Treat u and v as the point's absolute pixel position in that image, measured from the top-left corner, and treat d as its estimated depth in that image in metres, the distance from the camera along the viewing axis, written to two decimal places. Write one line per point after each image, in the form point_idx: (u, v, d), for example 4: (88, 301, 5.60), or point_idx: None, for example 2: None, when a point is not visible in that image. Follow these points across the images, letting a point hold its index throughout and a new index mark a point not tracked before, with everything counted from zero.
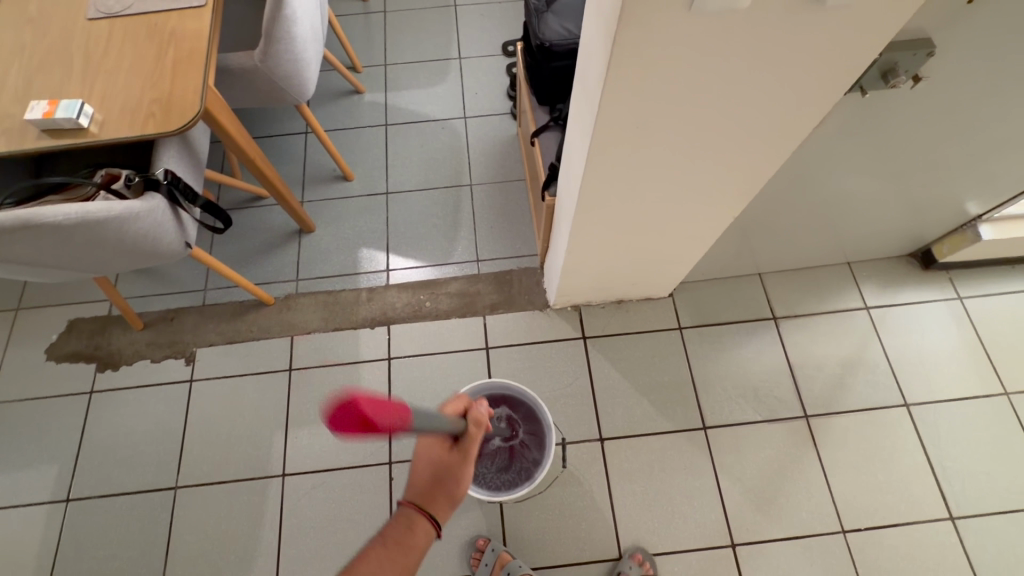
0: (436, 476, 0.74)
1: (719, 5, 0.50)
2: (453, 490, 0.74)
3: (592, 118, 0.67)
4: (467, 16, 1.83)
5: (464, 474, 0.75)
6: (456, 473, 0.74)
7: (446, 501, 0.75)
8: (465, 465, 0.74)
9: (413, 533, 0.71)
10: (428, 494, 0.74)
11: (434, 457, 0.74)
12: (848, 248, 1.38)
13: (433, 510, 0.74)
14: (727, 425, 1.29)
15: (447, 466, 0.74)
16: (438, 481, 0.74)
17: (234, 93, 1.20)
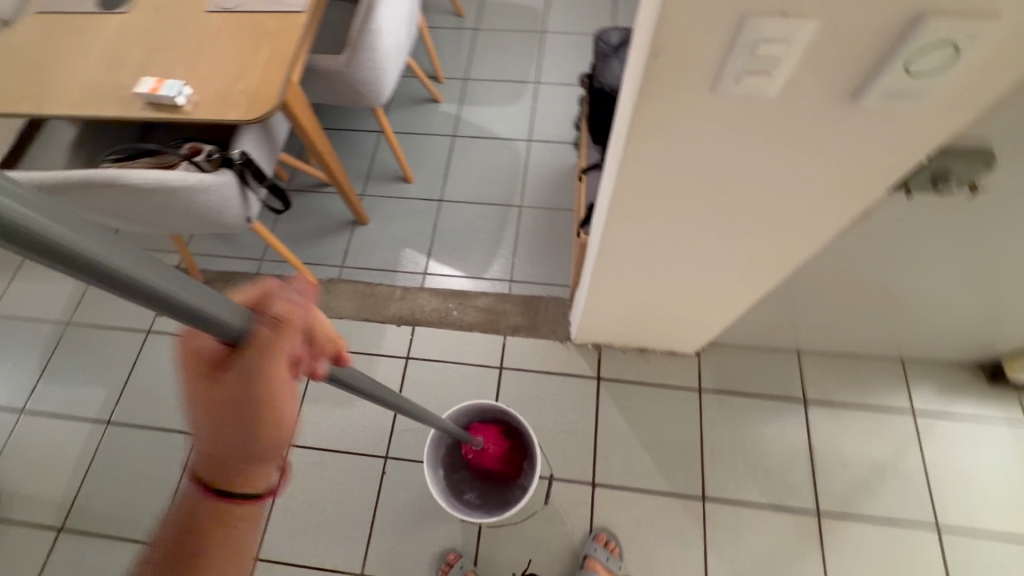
0: (219, 430, 0.49)
1: (744, 92, 0.51)
2: (256, 450, 0.50)
3: (615, 175, 0.68)
4: (552, 43, 1.87)
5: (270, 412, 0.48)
6: (248, 422, 0.48)
7: (259, 446, 0.50)
8: (264, 410, 0.48)
9: (210, 519, 0.52)
10: (220, 460, 0.50)
11: (207, 398, 0.48)
12: (903, 344, 1.27)
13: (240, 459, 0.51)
14: (728, 501, 1.23)
15: (226, 413, 0.48)
16: (220, 436, 0.49)
17: (317, 91, 1.31)
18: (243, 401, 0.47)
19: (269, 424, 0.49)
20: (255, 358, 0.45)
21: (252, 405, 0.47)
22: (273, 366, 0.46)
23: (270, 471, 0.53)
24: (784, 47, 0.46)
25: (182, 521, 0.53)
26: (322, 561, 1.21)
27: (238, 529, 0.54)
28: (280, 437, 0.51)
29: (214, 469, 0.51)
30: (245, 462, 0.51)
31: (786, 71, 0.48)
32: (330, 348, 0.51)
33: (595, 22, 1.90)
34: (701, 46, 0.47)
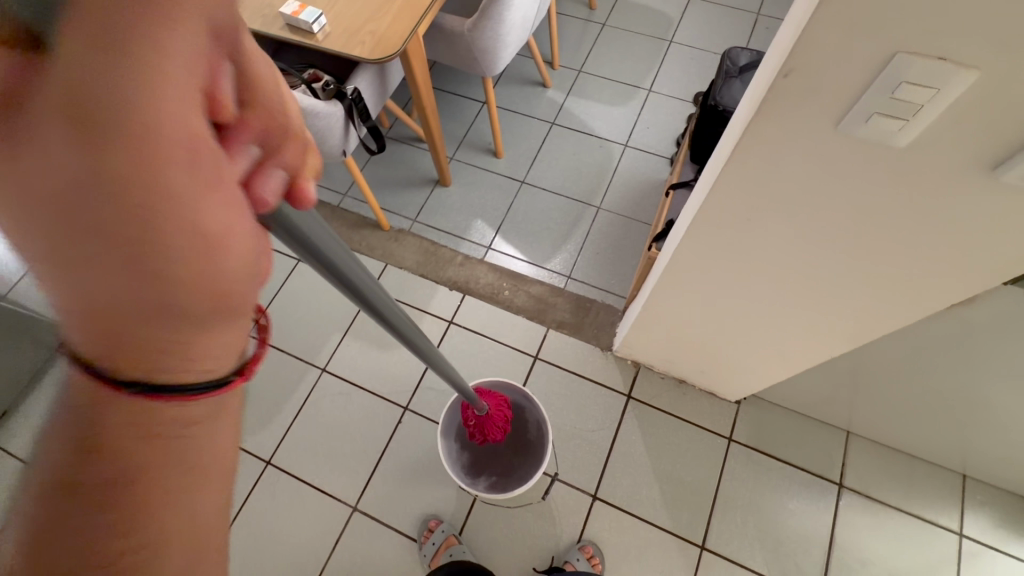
0: (87, 246, 0.26)
1: (870, 135, 0.48)
2: (166, 290, 0.28)
3: (705, 192, 0.67)
4: (676, 54, 1.82)
5: (189, 227, 0.27)
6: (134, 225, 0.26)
7: (182, 306, 0.29)
8: (165, 196, 0.26)
9: (130, 438, 0.33)
10: (103, 318, 0.28)
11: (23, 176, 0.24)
12: (971, 460, 1.14)
13: (147, 336, 0.29)
14: (727, 559, 1.17)
15: (90, 210, 0.25)
16: (89, 266, 0.26)
17: (437, 48, 1.35)
18: (110, 173, 0.24)
19: (198, 251, 0.28)
20: (102, 59, 0.23)
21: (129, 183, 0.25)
22: (151, 85, 0.24)
23: (222, 335, 0.32)
24: (929, 96, 0.42)
25: (72, 452, 0.32)
26: (322, 484, 1.28)
27: (179, 440, 0.34)
28: (216, 264, 0.29)
29: (98, 336, 0.29)
30: (169, 318, 0.29)
31: (925, 122, 0.45)
32: (275, 131, 0.33)
33: (728, 42, 1.82)
34: (837, 77, 0.44)
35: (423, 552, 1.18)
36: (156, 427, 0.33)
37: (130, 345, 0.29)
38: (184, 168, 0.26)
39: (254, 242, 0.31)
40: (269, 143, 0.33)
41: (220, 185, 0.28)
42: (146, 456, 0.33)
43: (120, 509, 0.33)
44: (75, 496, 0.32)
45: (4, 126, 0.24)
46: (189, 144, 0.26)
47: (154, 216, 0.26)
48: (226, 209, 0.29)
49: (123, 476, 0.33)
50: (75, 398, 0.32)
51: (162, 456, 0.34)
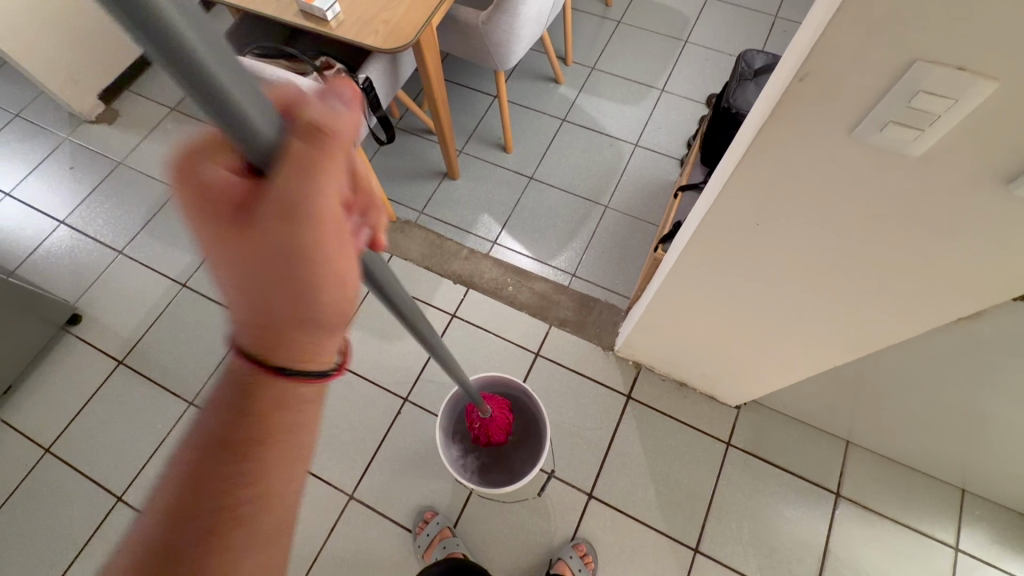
0: (269, 279, 0.39)
1: (884, 143, 0.47)
2: (310, 305, 0.42)
3: (714, 194, 0.66)
4: (691, 54, 1.80)
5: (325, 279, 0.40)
6: (300, 268, 0.39)
7: (312, 323, 0.43)
8: (322, 257, 0.39)
9: (265, 415, 0.45)
10: (267, 319, 0.41)
11: (233, 241, 0.36)
12: (971, 475, 1.14)
13: (288, 342, 0.43)
14: (720, 563, 1.17)
15: (276, 262, 0.38)
16: (261, 297, 0.40)
17: (450, 40, 1.34)
18: (292, 245, 0.37)
19: (330, 292, 0.42)
20: (300, 186, 0.33)
21: (304, 248, 0.37)
22: (323, 196, 0.35)
23: (331, 339, 0.46)
24: (947, 106, 0.41)
25: (226, 417, 0.45)
26: (319, 471, 1.29)
27: (293, 419, 0.47)
28: (342, 292, 0.43)
29: (261, 332, 0.42)
30: (305, 329, 0.43)
31: (940, 132, 0.44)
32: (370, 204, 0.43)
33: (744, 44, 1.80)
34: (854, 83, 0.44)
35: (417, 543, 1.18)
36: (280, 408, 0.46)
37: (281, 341, 0.43)
38: (330, 245, 0.39)
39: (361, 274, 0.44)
40: (365, 211, 0.43)
41: (344, 254, 0.40)
42: (274, 429, 0.46)
43: (251, 463, 0.46)
44: (222, 449, 0.45)
45: (220, 216, 0.35)
46: (337, 224, 0.38)
47: (313, 265, 0.39)
48: (348, 265, 0.41)
49: (259, 435, 0.45)
50: (231, 373, 0.45)
51: (280, 432, 0.47)
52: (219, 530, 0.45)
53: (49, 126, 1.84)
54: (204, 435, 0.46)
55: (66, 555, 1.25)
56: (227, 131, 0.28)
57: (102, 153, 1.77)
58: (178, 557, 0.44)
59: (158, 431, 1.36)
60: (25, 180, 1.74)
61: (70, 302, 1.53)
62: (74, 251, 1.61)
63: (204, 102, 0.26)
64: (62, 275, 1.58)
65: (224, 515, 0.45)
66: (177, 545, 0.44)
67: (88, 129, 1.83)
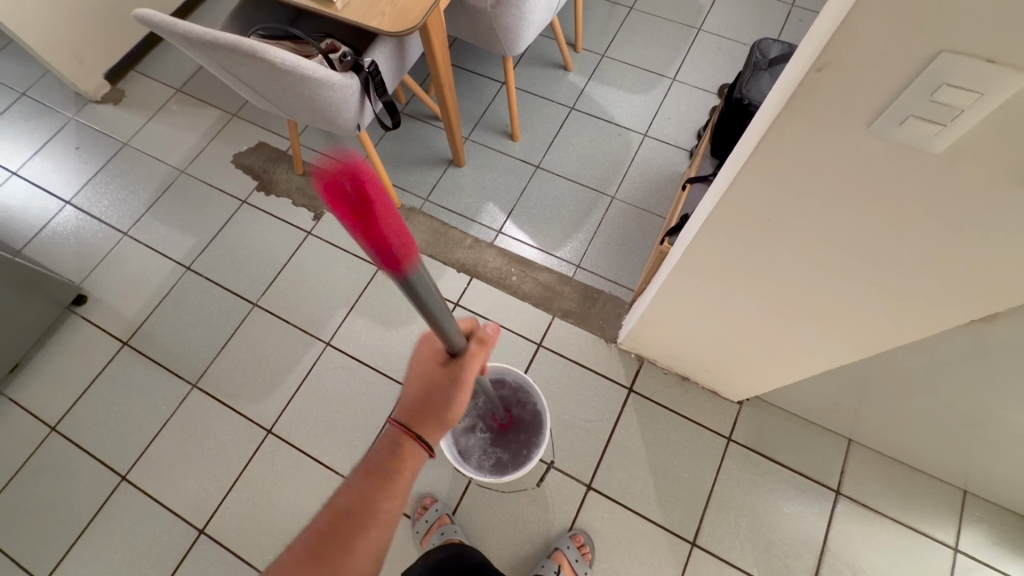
0: (427, 396, 0.67)
1: (904, 138, 0.46)
2: (441, 415, 0.68)
3: (725, 187, 0.65)
4: (703, 43, 1.77)
5: (454, 399, 0.67)
6: (443, 396, 0.67)
7: (437, 424, 0.68)
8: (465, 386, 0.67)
9: (402, 461, 0.68)
10: (415, 413, 0.68)
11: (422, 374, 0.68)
12: (974, 477, 1.13)
13: (422, 432, 0.68)
14: (717, 556, 1.18)
15: (438, 387, 0.67)
16: (425, 400, 0.68)
17: (458, 24, 1.32)
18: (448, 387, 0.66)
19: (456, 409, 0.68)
20: (469, 359, 0.66)
21: (452, 386, 0.67)
22: (471, 370, 0.66)
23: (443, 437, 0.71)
24: (972, 101, 0.40)
25: (383, 452, 0.69)
26: (321, 456, 1.29)
27: (411, 469, 0.69)
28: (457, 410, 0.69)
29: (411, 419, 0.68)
30: (432, 426, 0.68)
31: (964, 128, 0.42)
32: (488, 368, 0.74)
33: (757, 32, 1.76)
34: (874, 75, 0.42)
35: (416, 529, 1.19)
36: (407, 458, 0.68)
37: (417, 428, 0.68)
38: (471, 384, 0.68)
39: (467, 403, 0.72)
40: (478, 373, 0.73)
41: (467, 394, 0.68)
42: (403, 470, 0.68)
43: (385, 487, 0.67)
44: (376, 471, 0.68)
45: (429, 361, 0.68)
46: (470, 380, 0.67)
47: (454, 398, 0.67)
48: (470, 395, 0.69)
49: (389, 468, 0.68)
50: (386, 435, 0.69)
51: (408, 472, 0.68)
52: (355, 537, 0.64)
53: (55, 106, 1.83)
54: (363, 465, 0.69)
55: (71, 532, 1.27)
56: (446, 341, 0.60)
57: (108, 133, 1.77)
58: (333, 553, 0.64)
59: (161, 413, 1.37)
60: (31, 159, 1.74)
61: (75, 283, 1.54)
62: (79, 232, 1.61)
63: (440, 327, 0.57)
64: (68, 255, 1.58)
65: (367, 519, 0.65)
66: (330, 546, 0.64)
67: (93, 109, 1.82)
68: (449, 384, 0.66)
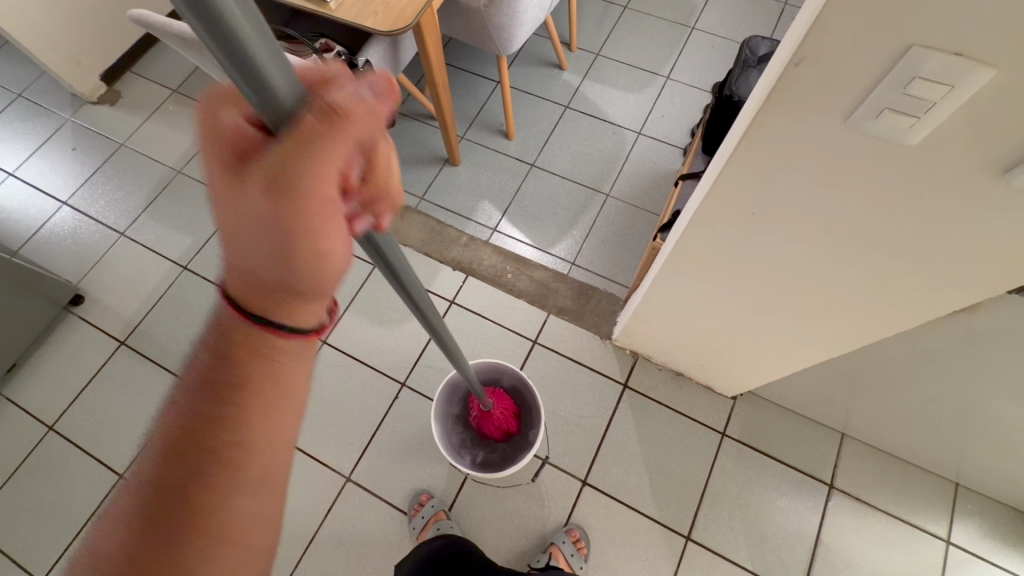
0: (255, 234, 0.41)
1: (880, 132, 0.47)
2: (285, 270, 0.43)
3: (711, 182, 0.66)
4: (696, 42, 1.78)
5: (297, 238, 0.41)
6: (283, 235, 0.41)
7: (284, 284, 0.44)
8: (308, 215, 0.40)
9: (252, 356, 0.47)
10: (248, 266, 0.44)
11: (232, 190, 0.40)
12: (966, 470, 1.14)
13: (264, 298, 0.45)
14: (711, 550, 1.19)
15: (265, 213, 0.39)
16: (255, 247, 0.42)
17: (452, 24, 1.33)
18: (280, 217, 0.39)
19: (310, 255, 0.43)
20: (300, 158, 0.36)
21: (288, 215, 0.39)
22: (314, 176, 0.37)
23: (311, 307, 0.47)
24: (943, 94, 0.41)
25: (207, 361, 0.48)
26: (318, 453, 1.30)
27: (273, 370, 0.49)
28: (323, 264, 0.44)
29: (247, 278, 0.44)
30: (282, 290, 0.45)
31: (936, 121, 0.43)
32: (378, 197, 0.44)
33: (751, 31, 1.77)
34: (850, 68, 0.43)
35: (413, 525, 1.20)
36: (263, 350, 0.47)
37: (258, 289, 0.45)
38: (322, 214, 0.40)
39: (348, 255, 0.45)
40: (370, 202, 0.44)
41: (318, 225, 0.41)
42: (255, 376, 0.48)
43: (238, 408, 0.48)
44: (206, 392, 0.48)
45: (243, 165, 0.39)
46: (325, 205, 0.39)
47: (302, 243, 0.42)
48: (332, 233, 0.42)
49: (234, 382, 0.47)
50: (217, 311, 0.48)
51: (271, 382, 0.49)
52: (206, 486, 0.46)
53: (52, 107, 1.84)
54: (192, 379, 0.49)
55: (70, 530, 1.28)
56: (239, 80, 0.29)
57: (104, 134, 1.77)
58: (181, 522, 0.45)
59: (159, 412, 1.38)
60: (28, 160, 1.74)
61: (73, 283, 1.54)
62: (76, 232, 1.62)
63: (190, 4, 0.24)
64: (65, 256, 1.59)
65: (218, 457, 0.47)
66: (170, 509, 0.46)
67: (90, 110, 1.83)
68: (280, 213, 0.39)
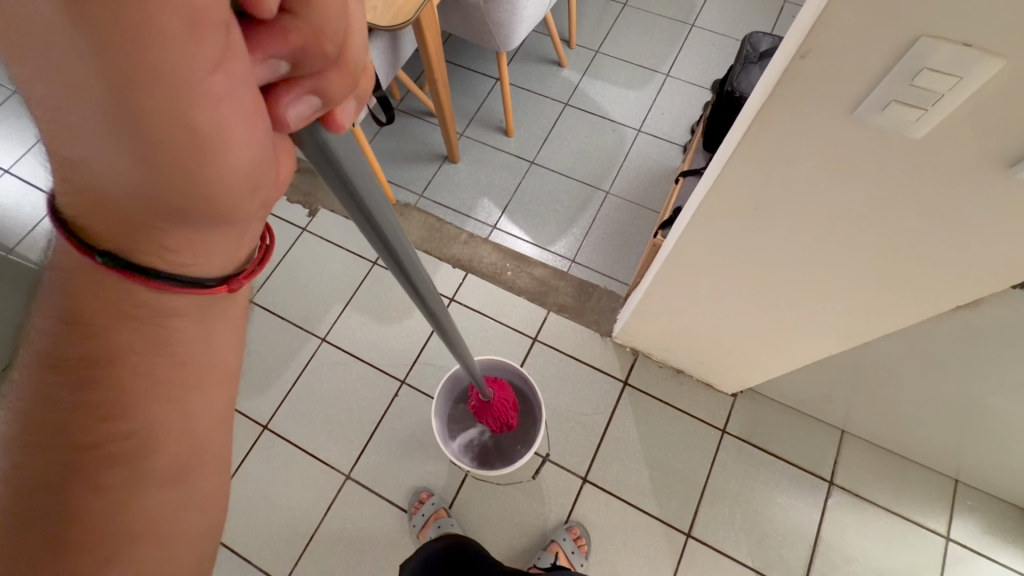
0: (90, 108, 0.27)
1: (885, 125, 0.46)
2: (159, 172, 0.31)
3: (714, 177, 0.65)
4: (695, 39, 1.77)
5: (165, 122, 0.28)
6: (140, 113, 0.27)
7: (164, 192, 0.33)
8: (176, 84, 0.27)
9: (124, 318, 0.39)
10: (97, 162, 0.31)
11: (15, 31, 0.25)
12: (966, 467, 1.14)
13: (141, 211, 0.34)
14: (711, 547, 1.19)
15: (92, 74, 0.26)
16: (104, 134, 0.29)
17: (451, 19, 1.32)
18: (117, 80, 0.26)
19: (201, 152, 0.31)
20: None
21: (127, 86, 0.26)
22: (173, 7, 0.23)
23: (215, 220, 0.37)
24: (951, 85, 0.41)
25: (59, 336, 0.38)
26: (318, 451, 1.30)
27: (156, 333, 0.40)
28: (212, 176, 0.33)
29: (107, 184, 0.33)
30: (167, 202, 0.34)
31: (943, 113, 0.43)
32: (306, 50, 0.31)
33: (749, 28, 1.77)
34: (858, 60, 0.43)
35: (413, 522, 1.19)
36: (142, 308, 0.39)
37: (129, 200, 0.33)
38: (201, 82, 0.27)
39: (257, 159, 0.34)
40: (297, 58, 0.31)
41: (201, 101, 0.28)
42: (132, 343, 0.39)
43: (112, 388, 0.38)
44: (68, 374, 0.38)
45: None
46: (202, 61, 0.26)
47: (170, 139, 0.29)
48: (231, 113, 0.30)
49: (102, 355, 0.38)
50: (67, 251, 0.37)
51: (155, 348, 0.40)
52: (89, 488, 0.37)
53: None
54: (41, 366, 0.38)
55: None
56: None
57: None
58: (65, 531, 0.36)
59: None
60: (23, 157, 1.73)
61: None
62: None
63: None
64: None
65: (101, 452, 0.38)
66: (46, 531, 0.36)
67: None
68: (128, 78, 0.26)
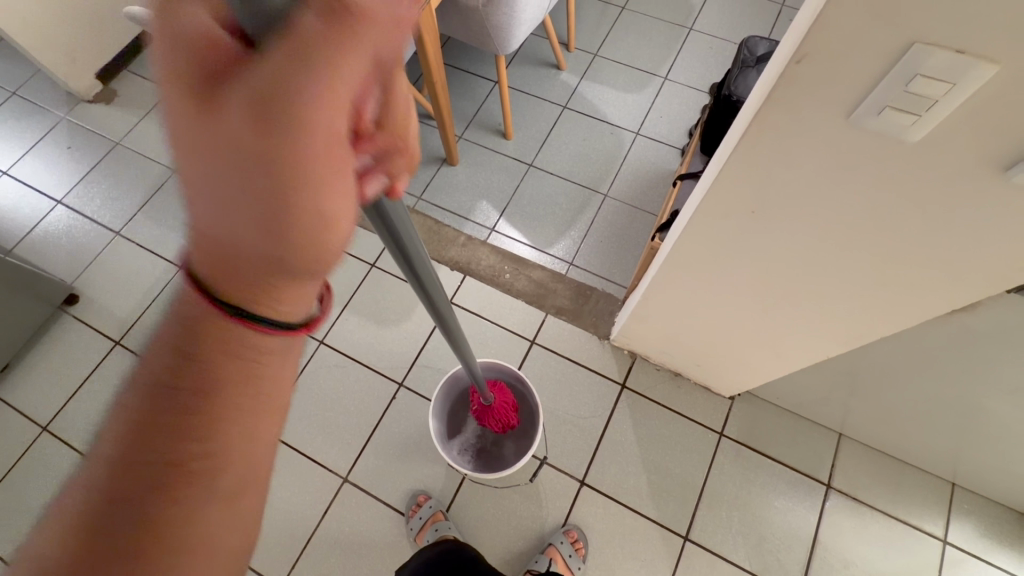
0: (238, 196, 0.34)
1: (881, 128, 0.47)
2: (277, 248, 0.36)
3: (711, 179, 0.65)
4: (693, 42, 1.78)
5: (295, 205, 0.34)
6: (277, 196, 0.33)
7: (276, 265, 0.37)
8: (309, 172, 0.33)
9: (218, 352, 0.42)
10: (224, 242, 0.36)
11: (197, 128, 0.32)
12: (963, 470, 1.14)
13: (249, 282, 0.38)
14: (709, 550, 1.19)
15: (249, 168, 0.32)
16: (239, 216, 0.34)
17: (450, 22, 1.32)
18: (268, 165, 0.32)
19: (313, 229, 0.36)
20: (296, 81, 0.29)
21: (274, 168, 0.32)
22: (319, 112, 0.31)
23: (304, 289, 0.42)
24: (945, 91, 0.41)
25: (169, 360, 0.42)
26: (315, 453, 1.29)
27: (247, 368, 0.43)
28: (319, 243, 0.37)
29: (225, 258, 0.37)
30: (273, 273, 0.38)
31: (937, 119, 0.44)
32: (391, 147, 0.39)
33: (748, 31, 1.78)
34: (853, 64, 0.43)
35: (410, 526, 1.19)
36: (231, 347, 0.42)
37: (239, 271, 0.38)
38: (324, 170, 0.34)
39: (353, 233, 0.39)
40: (383, 155, 0.39)
41: (321, 186, 0.34)
42: (223, 375, 0.42)
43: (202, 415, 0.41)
44: (167, 398, 0.41)
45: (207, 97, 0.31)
46: (329, 152, 0.33)
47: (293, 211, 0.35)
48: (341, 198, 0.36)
49: (201, 385, 0.42)
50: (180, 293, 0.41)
51: (240, 380, 0.43)
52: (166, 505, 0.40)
53: (47, 105, 1.82)
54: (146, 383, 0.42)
55: None
56: None
57: (100, 133, 1.76)
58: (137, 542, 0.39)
59: None
60: (22, 159, 1.73)
61: (68, 283, 1.53)
62: (71, 232, 1.61)
63: None
64: (59, 255, 1.57)
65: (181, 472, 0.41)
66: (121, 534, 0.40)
67: (85, 108, 1.82)
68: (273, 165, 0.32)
